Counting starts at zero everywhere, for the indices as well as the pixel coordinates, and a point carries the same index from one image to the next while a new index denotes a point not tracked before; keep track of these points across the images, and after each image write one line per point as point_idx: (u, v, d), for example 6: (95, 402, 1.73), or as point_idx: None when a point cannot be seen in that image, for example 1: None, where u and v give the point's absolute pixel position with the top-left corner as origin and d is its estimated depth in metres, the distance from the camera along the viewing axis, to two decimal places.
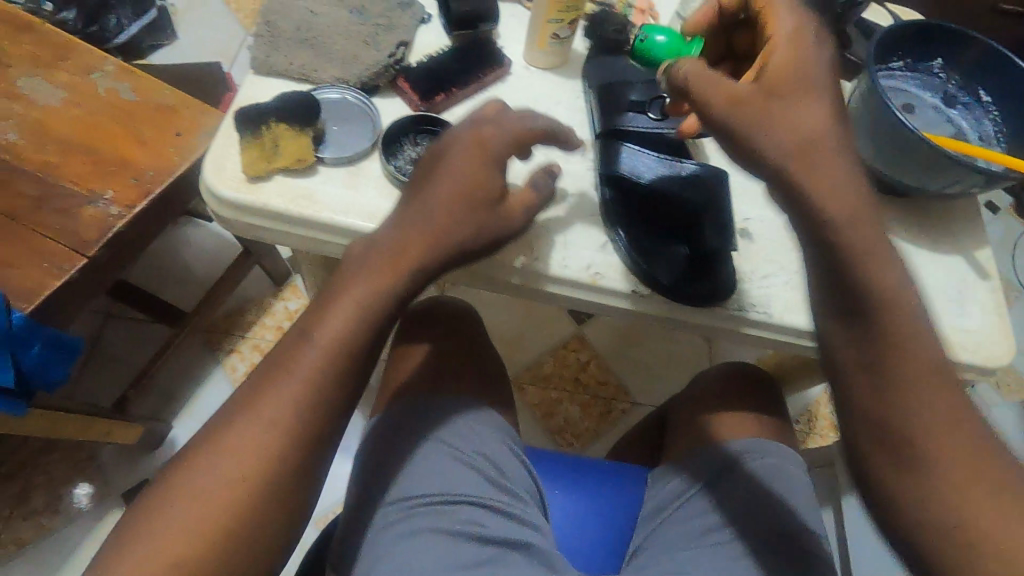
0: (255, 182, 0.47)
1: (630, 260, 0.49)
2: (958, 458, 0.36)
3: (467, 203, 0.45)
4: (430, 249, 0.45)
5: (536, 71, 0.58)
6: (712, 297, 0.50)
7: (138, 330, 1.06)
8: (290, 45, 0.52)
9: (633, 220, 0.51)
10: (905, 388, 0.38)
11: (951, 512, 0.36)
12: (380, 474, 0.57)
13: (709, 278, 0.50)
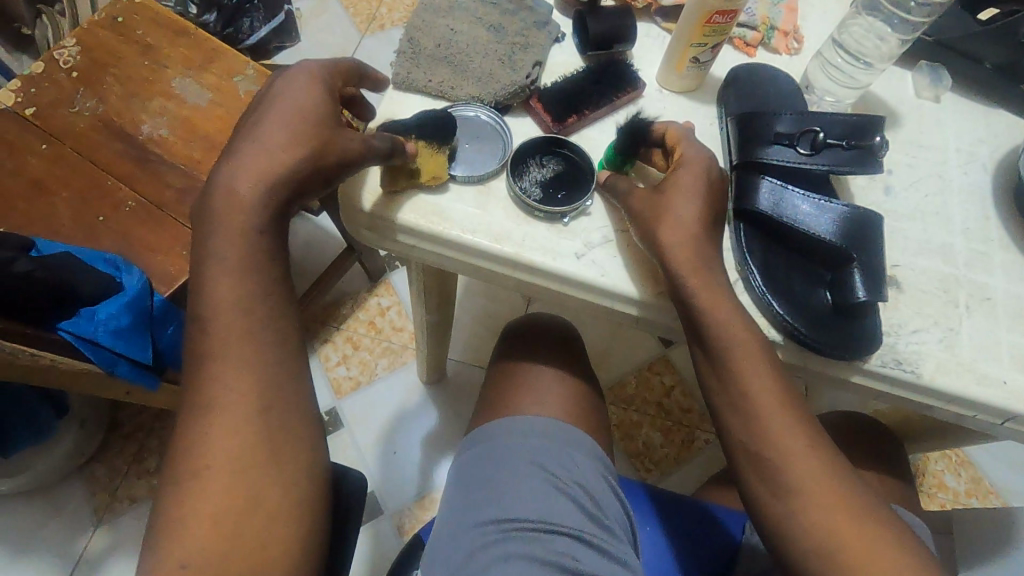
0: (388, 195, 0.48)
1: (776, 306, 0.46)
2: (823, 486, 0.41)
3: (305, 128, 0.42)
4: (269, 184, 0.41)
5: (669, 95, 0.57)
6: (854, 352, 0.46)
7: None
8: (430, 62, 0.53)
9: (771, 261, 0.48)
10: (763, 428, 0.42)
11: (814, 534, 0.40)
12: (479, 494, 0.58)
13: (852, 332, 0.46)
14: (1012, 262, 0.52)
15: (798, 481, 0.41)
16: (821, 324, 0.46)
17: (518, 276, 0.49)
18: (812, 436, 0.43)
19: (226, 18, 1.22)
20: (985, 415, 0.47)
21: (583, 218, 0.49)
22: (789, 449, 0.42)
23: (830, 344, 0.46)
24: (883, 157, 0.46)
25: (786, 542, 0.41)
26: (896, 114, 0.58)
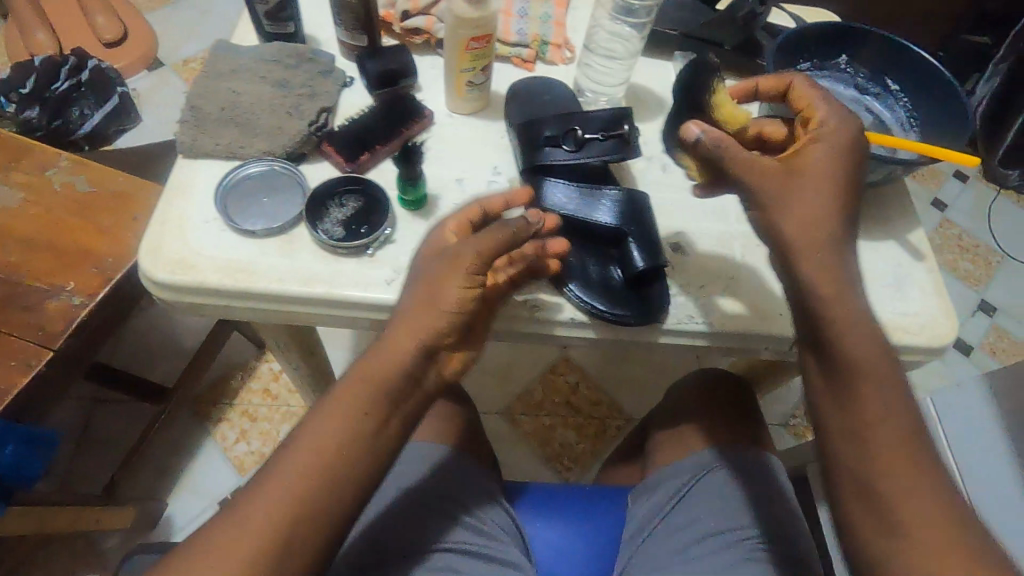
0: (190, 262, 0.49)
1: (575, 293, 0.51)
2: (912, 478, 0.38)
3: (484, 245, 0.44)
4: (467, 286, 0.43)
5: (460, 117, 0.61)
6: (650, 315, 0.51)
7: (122, 411, 1.06)
8: (216, 126, 0.54)
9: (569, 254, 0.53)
10: (853, 401, 0.40)
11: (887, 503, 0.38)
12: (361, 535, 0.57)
13: (643, 297, 0.52)
14: None
15: (885, 476, 0.39)
16: (620, 297, 0.51)
17: (341, 313, 0.51)
18: (906, 403, 0.40)
19: (50, 111, 1.07)
20: (774, 346, 0.53)
21: (387, 246, 0.52)
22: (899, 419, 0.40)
23: (632, 313, 0.51)
24: (636, 142, 0.53)
25: (868, 507, 0.39)
26: (665, 100, 0.65)
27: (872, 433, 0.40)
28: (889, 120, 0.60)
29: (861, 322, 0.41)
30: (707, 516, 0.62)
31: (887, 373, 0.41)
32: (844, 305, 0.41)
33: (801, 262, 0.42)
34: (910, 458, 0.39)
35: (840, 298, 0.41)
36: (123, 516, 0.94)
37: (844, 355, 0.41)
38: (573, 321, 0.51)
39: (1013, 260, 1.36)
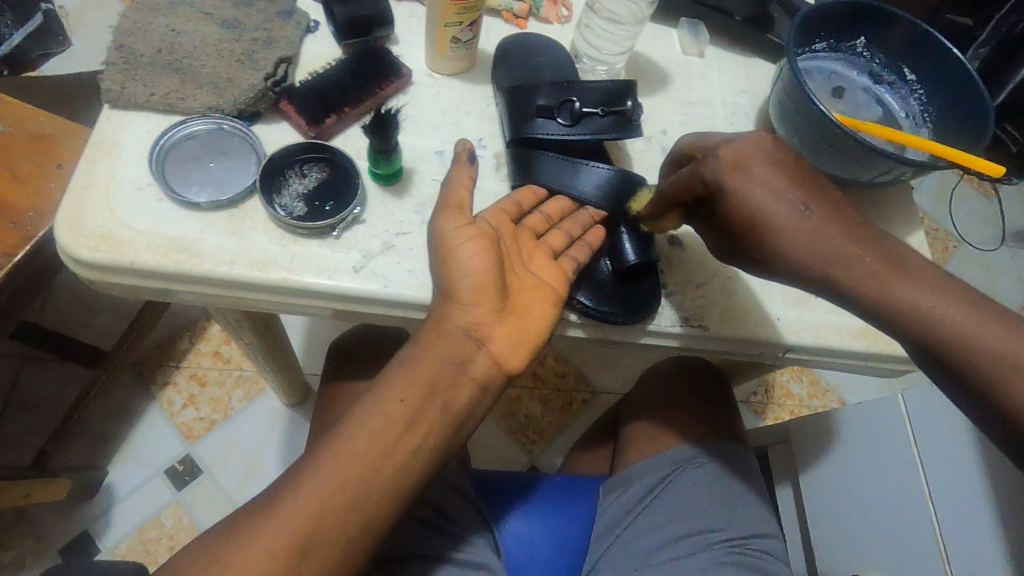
0: (120, 239, 0.41)
1: (583, 301, 0.44)
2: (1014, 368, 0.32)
3: (481, 233, 0.37)
4: (466, 264, 0.36)
5: (442, 78, 0.53)
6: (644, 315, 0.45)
7: (55, 374, 0.97)
8: (151, 72, 0.46)
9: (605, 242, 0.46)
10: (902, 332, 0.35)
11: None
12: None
13: (642, 294, 0.46)
14: None
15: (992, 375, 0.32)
16: (618, 294, 0.45)
17: (301, 302, 0.44)
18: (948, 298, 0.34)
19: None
20: (770, 351, 0.51)
21: (356, 226, 0.45)
22: (1023, 359, 0.32)
23: (631, 313, 0.45)
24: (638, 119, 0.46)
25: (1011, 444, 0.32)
26: (666, 73, 0.60)
27: (999, 385, 0.32)
28: (900, 113, 0.57)
29: (922, 295, 0.34)
30: (681, 517, 0.60)
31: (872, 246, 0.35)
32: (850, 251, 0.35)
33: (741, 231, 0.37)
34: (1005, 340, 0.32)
35: (812, 232, 0.36)
36: (58, 488, 0.87)
37: (894, 310, 0.34)
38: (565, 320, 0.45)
39: (970, 245, 1.39)
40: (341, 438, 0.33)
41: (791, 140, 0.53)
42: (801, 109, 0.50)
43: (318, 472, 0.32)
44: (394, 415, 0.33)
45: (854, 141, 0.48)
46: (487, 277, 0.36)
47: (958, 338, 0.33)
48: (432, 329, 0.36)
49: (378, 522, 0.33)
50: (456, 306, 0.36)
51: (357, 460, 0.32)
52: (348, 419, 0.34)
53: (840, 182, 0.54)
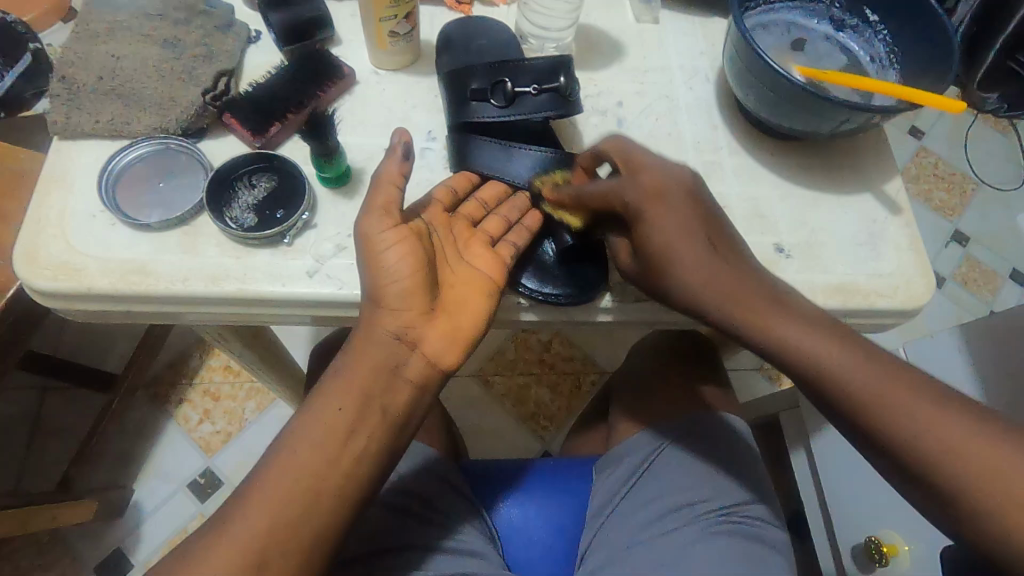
0: (78, 267, 0.42)
1: (527, 284, 0.45)
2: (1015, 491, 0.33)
3: (408, 239, 0.38)
4: (392, 271, 0.37)
5: (387, 74, 0.53)
6: (591, 290, 0.46)
7: (73, 400, 1.00)
8: (94, 99, 0.46)
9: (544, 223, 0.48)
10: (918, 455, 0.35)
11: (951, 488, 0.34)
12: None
13: (586, 273, 0.46)
14: (743, 165, 0.54)
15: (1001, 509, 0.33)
16: (561, 275, 0.46)
17: (259, 312, 0.45)
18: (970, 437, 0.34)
19: None
20: None
21: (306, 232, 0.46)
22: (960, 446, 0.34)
23: (576, 292, 0.46)
24: (576, 95, 0.46)
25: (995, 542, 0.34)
26: (620, 44, 0.58)
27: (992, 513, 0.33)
28: (866, 58, 0.54)
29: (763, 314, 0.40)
30: (671, 490, 0.60)
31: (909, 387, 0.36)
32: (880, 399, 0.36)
33: (819, 377, 0.38)
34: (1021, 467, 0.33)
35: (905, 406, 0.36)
36: (83, 509, 0.88)
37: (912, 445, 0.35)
38: (516, 304, 0.46)
39: (989, 186, 1.33)
40: (282, 456, 0.34)
41: (748, 98, 0.51)
42: (750, 65, 0.48)
43: (262, 488, 0.34)
44: (337, 420, 0.35)
45: (807, 91, 0.46)
46: (413, 280, 0.38)
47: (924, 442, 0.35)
48: (361, 337, 0.37)
49: (331, 526, 0.34)
50: (380, 314, 0.37)
51: (300, 472, 0.34)
52: (289, 433, 0.35)
53: (804, 136, 0.52)
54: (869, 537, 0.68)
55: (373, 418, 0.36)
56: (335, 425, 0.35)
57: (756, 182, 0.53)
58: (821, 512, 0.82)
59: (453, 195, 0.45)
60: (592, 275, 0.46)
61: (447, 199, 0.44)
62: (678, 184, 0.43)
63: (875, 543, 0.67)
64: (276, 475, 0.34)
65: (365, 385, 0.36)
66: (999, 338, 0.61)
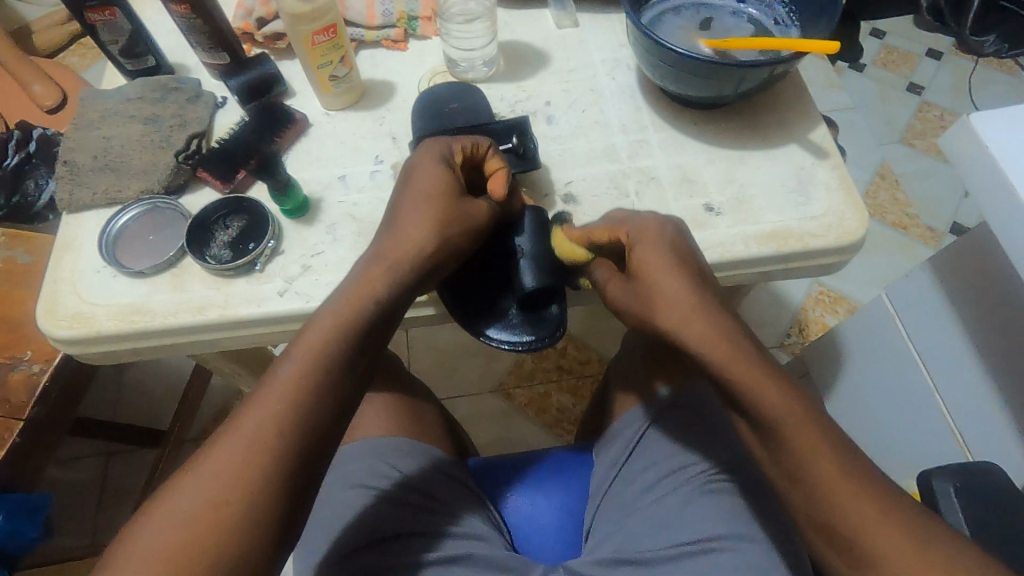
0: (87, 315, 0.50)
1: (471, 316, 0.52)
2: (898, 553, 0.36)
3: (375, 264, 0.47)
4: (362, 302, 0.46)
5: (337, 114, 0.60)
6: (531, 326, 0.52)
7: (130, 460, 1.10)
8: (91, 175, 0.55)
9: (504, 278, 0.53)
10: (820, 502, 0.38)
11: (858, 548, 0.37)
12: (322, 527, 0.57)
13: (546, 319, 0.52)
14: (669, 136, 0.57)
15: (877, 550, 0.36)
16: (521, 322, 0.52)
17: (241, 334, 0.51)
18: (882, 507, 0.37)
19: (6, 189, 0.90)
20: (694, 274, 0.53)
21: (274, 258, 0.52)
22: (855, 512, 0.37)
23: (531, 338, 0.51)
24: (529, 150, 0.55)
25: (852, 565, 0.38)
26: (546, 50, 0.64)
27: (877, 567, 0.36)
28: (768, 20, 0.58)
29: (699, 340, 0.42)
30: (662, 458, 0.61)
31: (847, 464, 0.39)
32: (807, 437, 0.39)
33: (761, 413, 0.40)
34: (902, 539, 0.36)
35: (817, 457, 0.39)
36: None
37: (819, 511, 0.38)
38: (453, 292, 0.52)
39: None
40: (216, 449, 0.39)
41: (655, 76, 0.55)
42: (645, 46, 0.53)
43: (197, 503, 0.37)
44: (268, 421, 0.40)
45: (698, 60, 0.50)
46: (353, 308, 0.45)
47: (825, 504, 0.38)
48: (298, 350, 0.43)
49: (221, 526, 0.37)
50: (318, 329, 0.44)
51: (224, 466, 0.39)
52: (217, 449, 0.39)
53: (716, 102, 0.56)
54: None
55: (284, 434, 0.40)
56: (270, 435, 0.40)
57: (683, 150, 0.56)
58: None
59: (473, 168, 0.53)
60: (529, 317, 0.52)
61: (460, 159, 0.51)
62: (677, 247, 0.45)
63: None
64: (223, 460, 0.39)
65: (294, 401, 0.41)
66: None
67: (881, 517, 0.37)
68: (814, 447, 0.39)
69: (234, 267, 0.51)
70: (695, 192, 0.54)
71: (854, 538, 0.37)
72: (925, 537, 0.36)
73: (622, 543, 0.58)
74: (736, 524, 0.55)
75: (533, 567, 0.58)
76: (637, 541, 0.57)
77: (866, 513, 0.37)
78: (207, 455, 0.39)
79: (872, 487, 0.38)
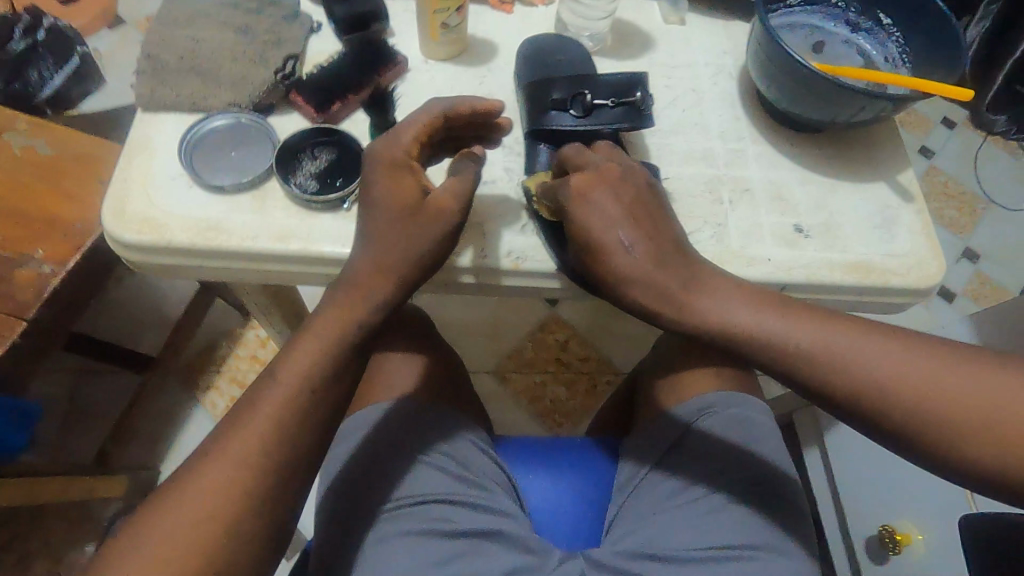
0: (159, 223, 0.47)
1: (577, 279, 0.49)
2: (979, 416, 0.39)
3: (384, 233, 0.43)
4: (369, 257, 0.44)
5: (436, 64, 0.57)
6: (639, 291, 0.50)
7: (109, 382, 1.04)
8: (176, 76, 0.51)
9: None
10: (880, 404, 0.41)
11: (939, 442, 0.40)
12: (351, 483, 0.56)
13: None
14: (765, 152, 0.58)
15: (961, 429, 0.39)
16: None
17: (317, 271, 0.49)
18: (940, 371, 0.41)
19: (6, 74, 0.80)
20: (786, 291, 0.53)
21: None
22: (923, 400, 0.40)
23: None
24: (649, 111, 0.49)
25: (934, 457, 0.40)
26: (651, 40, 0.63)
27: (964, 450, 0.39)
28: (879, 57, 0.58)
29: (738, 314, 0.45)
30: (691, 467, 0.60)
31: (885, 347, 0.42)
32: (838, 352, 0.42)
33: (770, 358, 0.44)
34: (974, 394, 0.39)
35: (851, 361, 0.42)
36: (116, 487, 0.92)
37: (886, 409, 0.41)
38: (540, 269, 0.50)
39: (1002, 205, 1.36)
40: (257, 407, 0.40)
41: (768, 89, 0.55)
42: (769, 56, 0.53)
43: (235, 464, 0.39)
44: (301, 386, 0.41)
45: (825, 81, 0.50)
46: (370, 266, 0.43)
47: (887, 403, 0.41)
48: (311, 331, 0.42)
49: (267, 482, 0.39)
50: (333, 310, 0.43)
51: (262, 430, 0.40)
52: (229, 443, 0.39)
53: (821, 126, 0.56)
54: (883, 528, 0.77)
55: (308, 388, 0.41)
56: (280, 422, 0.40)
57: (777, 167, 0.57)
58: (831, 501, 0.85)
59: (450, 132, 0.48)
60: None
61: (433, 126, 0.45)
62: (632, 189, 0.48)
63: (889, 533, 0.75)
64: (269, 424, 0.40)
65: (303, 384, 0.41)
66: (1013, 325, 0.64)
67: (946, 385, 0.40)
68: (851, 357, 0.42)
69: (322, 202, 0.49)
70: (787, 211, 0.55)
71: (943, 422, 0.39)
72: (987, 377, 0.40)
73: (645, 542, 0.58)
74: (762, 533, 0.56)
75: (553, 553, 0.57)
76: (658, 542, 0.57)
77: (943, 393, 0.40)
78: (249, 417, 0.40)
79: (933, 359, 0.41)
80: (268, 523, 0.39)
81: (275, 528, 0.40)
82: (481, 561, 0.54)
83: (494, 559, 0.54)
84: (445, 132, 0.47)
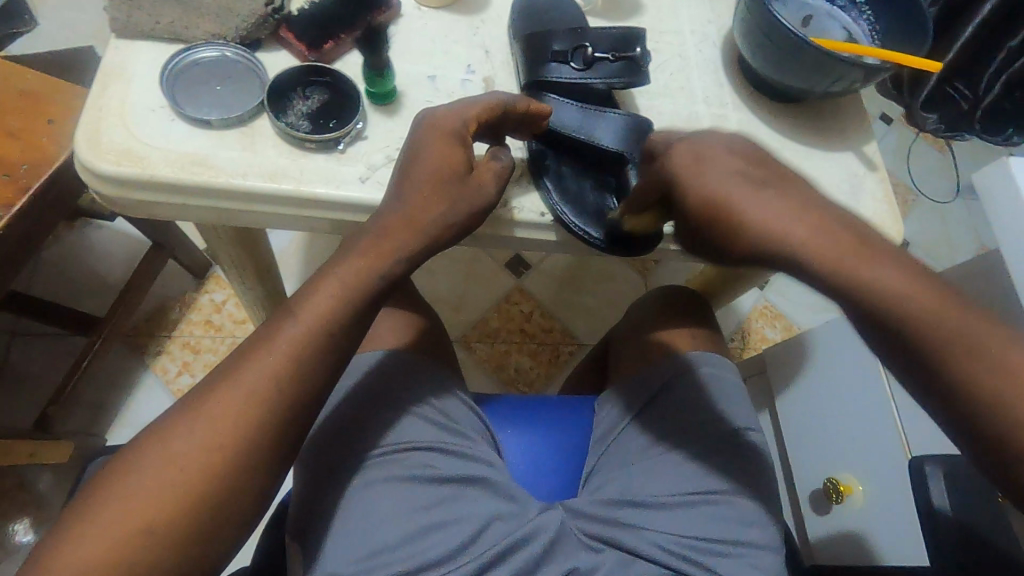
0: (140, 155, 0.44)
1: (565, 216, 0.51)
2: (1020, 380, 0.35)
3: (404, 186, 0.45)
4: None
5: (428, 11, 0.56)
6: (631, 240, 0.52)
7: (49, 344, 0.98)
8: (154, 1, 0.48)
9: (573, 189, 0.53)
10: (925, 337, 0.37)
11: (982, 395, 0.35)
12: (318, 434, 0.52)
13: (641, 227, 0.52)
14: (746, 119, 0.60)
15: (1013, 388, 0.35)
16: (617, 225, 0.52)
17: (309, 213, 0.47)
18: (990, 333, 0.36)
19: None
20: None
21: (359, 141, 0.49)
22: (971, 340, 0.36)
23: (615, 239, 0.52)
24: (644, 68, 0.53)
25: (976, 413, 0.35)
26: (640, 5, 0.64)
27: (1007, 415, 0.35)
28: (851, 34, 0.62)
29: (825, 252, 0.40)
30: (669, 415, 0.59)
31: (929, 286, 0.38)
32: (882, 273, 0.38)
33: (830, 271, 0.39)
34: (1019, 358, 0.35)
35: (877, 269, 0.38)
36: (60, 450, 0.87)
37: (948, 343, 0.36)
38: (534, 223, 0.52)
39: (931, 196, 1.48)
40: (255, 352, 0.40)
41: (755, 55, 0.57)
42: (764, 26, 0.54)
43: (232, 401, 0.39)
44: (295, 325, 0.41)
45: (811, 48, 0.52)
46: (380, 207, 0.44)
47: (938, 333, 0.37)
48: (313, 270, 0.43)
49: (262, 421, 0.39)
50: (343, 256, 0.43)
51: (259, 371, 0.40)
52: (226, 382, 0.39)
53: (799, 95, 0.59)
54: (828, 479, 0.79)
55: (305, 328, 0.41)
56: (283, 360, 0.40)
57: (756, 134, 0.60)
58: (780, 459, 0.91)
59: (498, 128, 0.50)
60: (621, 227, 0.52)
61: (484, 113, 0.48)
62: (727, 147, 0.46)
63: (833, 484, 0.78)
64: (265, 366, 0.40)
65: (304, 323, 0.41)
66: (952, 293, 0.70)
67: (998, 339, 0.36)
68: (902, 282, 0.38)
69: (316, 144, 0.47)
70: None
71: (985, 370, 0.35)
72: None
73: (625, 486, 0.56)
74: (739, 478, 0.55)
75: (533, 501, 0.54)
76: (640, 485, 0.55)
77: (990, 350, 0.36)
78: (245, 359, 0.40)
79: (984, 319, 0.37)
80: (259, 463, 0.39)
81: (271, 468, 0.40)
82: (466, 508, 0.51)
83: (478, 506, 0.52)
84: (497, 128, 0.50)
